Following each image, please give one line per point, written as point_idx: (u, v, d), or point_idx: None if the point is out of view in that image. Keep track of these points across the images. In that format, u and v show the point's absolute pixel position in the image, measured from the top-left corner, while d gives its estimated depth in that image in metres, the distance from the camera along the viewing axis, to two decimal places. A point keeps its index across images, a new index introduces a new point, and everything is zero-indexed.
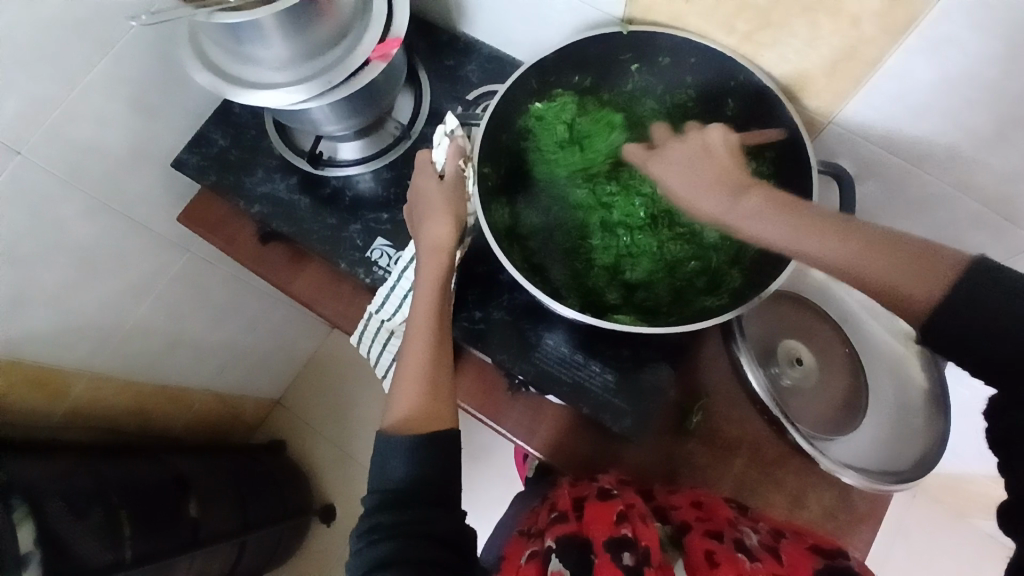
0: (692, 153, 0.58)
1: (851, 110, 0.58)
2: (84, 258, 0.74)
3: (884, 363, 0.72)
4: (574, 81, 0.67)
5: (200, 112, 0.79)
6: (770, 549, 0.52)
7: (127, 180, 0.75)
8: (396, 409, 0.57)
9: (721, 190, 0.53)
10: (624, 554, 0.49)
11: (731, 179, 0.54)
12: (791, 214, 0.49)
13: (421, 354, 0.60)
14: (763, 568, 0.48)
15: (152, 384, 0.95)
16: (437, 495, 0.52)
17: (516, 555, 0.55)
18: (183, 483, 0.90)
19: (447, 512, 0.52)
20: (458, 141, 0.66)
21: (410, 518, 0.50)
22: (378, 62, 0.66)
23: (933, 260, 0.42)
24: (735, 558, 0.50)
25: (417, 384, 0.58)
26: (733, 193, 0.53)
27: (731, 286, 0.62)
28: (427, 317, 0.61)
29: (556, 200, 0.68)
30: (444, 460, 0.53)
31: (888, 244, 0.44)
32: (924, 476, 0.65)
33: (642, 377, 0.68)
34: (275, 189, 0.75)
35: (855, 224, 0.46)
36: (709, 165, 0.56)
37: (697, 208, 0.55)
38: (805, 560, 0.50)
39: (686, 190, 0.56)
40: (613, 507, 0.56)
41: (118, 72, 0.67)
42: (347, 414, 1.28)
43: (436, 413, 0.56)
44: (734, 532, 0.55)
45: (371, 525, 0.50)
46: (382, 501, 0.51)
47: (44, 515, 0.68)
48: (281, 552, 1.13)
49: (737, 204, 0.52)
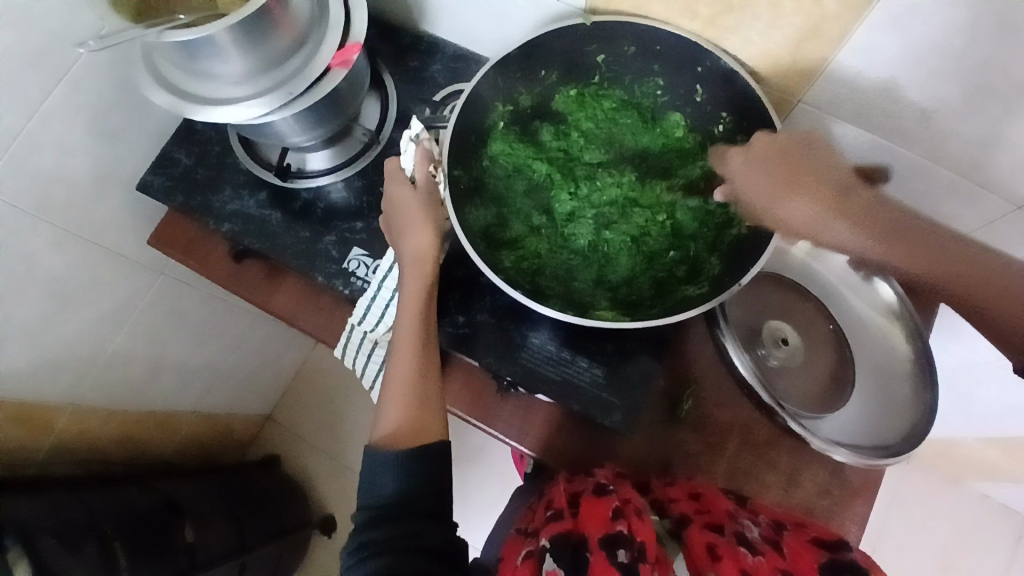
0: (783, 151, 0.56)
1: (819, 88, 0.58)
2: (58, 290, 0.73)
3: (869, 337, 0.71)
4: (541, 76, 0.66)
5: (165, 132, 0.78)
6: (771, 542, 0.53)
7: (95, 207, 0.73)
8: (385, 423, 0.57)
9: (815, 194, 0.54)
10: (618, 551, 0.50)
11: (832, 186, 0.54)
12: (870, 222, 0.53)
13: (407, 365, 0.59)
14: (766, 561, 0.50)
15: (139, 410, 0.94)
16: (429, 508, 0.51)
17: (512, 556, 0.55)
18: (178, 509, 0.88)
19: (441, 523, 0.51)
20: (425, 145, 0.65)
21: (407, 533, 0.49)
22: (339, 69, 0.64)
23: (996, 276, 0.48)
24: (737, 552, 0.51)
25: (406, 396, 0.57)
26: (820, 200, 0.54)
27: (711, 273, 0.62)
28: (412, 329, 0.60)
29: (530, 199, 0.67)
30: (435, 472, 0.53)
31: (977, 263, 0.49)
32: (913, 448, 0.65)
33: (630, 370, 0.68)
34: (245, 206, 0.74)
35: (953, 241, 0.50)
36: (797, 162, 0.55)
37: (790, 216, 0.56)
38: (808, 552, 0.51)
39: (779, 195, 0.56)
40: (609, 503, 0.55)
41: (76, 99, 0.65)
42: (337, 424, 1.27)
43: (426, 425, 0.56)
44: (734, 524, 0.56)
45: (363, 541, 0.50)
46: (375, 518, 0.51)
47: (37, 553, 0.66)
48: (282, 570, 1.12)
49: (836, 207, 0.54)
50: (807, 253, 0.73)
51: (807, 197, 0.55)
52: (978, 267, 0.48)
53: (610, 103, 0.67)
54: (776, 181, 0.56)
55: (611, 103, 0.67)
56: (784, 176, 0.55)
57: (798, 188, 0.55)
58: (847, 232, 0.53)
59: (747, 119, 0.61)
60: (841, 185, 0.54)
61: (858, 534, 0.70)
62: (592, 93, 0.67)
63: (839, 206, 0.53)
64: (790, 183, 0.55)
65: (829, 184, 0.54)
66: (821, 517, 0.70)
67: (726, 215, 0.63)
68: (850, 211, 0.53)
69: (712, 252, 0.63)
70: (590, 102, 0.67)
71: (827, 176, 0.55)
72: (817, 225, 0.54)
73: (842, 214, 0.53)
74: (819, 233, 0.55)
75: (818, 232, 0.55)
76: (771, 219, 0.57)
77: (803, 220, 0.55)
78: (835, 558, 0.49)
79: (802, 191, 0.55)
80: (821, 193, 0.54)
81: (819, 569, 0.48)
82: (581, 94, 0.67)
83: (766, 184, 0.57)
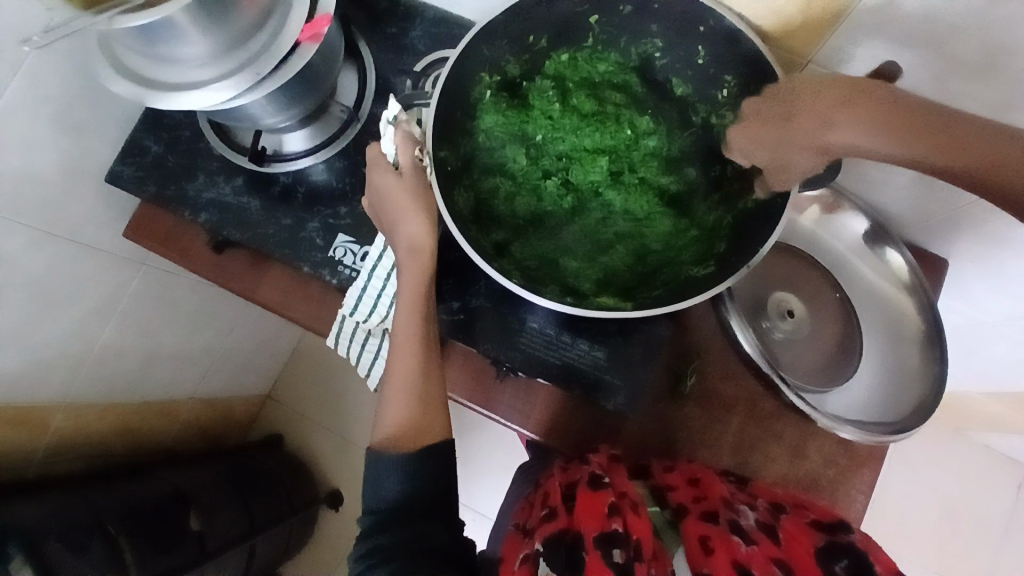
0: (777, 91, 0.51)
1: (834, 38, 0.54)
2: (38, 291, 0.69)
3: (876, 305, 0.69)
4: (529, 42, 0.61)
5: (132, 118, 0.73)
6: (767, 528, 0.54)
7: (66, 203, 0.69)
8: (383, 425, 0.55)
9: (833, 101, 0.45)
10: (614, 550, 0.50)
11: (846, 94, 0.44)
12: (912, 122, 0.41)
13: (404, 366, 0.56)
14: (760, 551, 0.51)
15: (135, 401, 0.92)
16: (436, 508, 0.51)
17: (510, 558, 0.56)
18: (183, 498, 0.88)
19: (446, 524, 0.51)
20: (404, 127, 0.60)
21: (410, 537, 0.48)
22: (309, 44, 0.59)
23: None
24: (731, 541, 0.53)
25: (404, 398, 0.55)
26: (835, 106, 0.45)
27: (718, 253, 0.59)
28: (411, 324, 0.57)
29: (529, 176, 0.63)
30: (438, 474, 0.52)
31: None
32: (922, 423, 0.63)
33: (633, 351, 0.66)
34: (222, 194, 0.70)
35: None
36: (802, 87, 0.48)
37: (803, 133, 0.47)
38: (805, 535, 0.53)
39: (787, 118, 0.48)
40: (604, 497, 0.56)
41: (35, 91, 0.60)
42: (340, 401, 1.26)
43: (425, 427, 0.54)
44: (729, 512, 0.57)
45: (368, 548, 0.49)
46: (379, 524, 0.50)
47: (44, 558, 0.66)
48: (294, 545, 1.13)
49: (855, 110, 0.43)
50: (815, 220, 0.71)
51: (818, 109, 0.45)
52: None
53: (605, 66, 0.63)
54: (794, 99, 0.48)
55: (607, 66, 0.63)
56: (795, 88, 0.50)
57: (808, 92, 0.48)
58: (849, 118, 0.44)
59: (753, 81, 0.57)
60: (857, 85, 0.45)
61: (865, 502, 0.69)
62: (585, 57, 0.63)
63: (852, 108, 0.44)
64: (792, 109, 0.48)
65: (839, 91, 0.45)
66: (827, 488, 0.69)
67: (732, 189, 0.59)
68: (881, 112, 0.42)
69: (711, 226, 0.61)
70: (584, 66, 0.64)
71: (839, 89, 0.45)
72: (827, 131, 0.45)
73: (884, 116, 0.42)
74: (835, 130, 0.44)
75: (854, 141, 0.44)
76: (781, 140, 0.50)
77: (818, 128, 0.45)
78: (832, 542, 0.51)
79: (823, 99, 0.45)
80: (833, 101, 0.45)
81: (814, 554, 0.50)
82: (573, 58, 0.63)
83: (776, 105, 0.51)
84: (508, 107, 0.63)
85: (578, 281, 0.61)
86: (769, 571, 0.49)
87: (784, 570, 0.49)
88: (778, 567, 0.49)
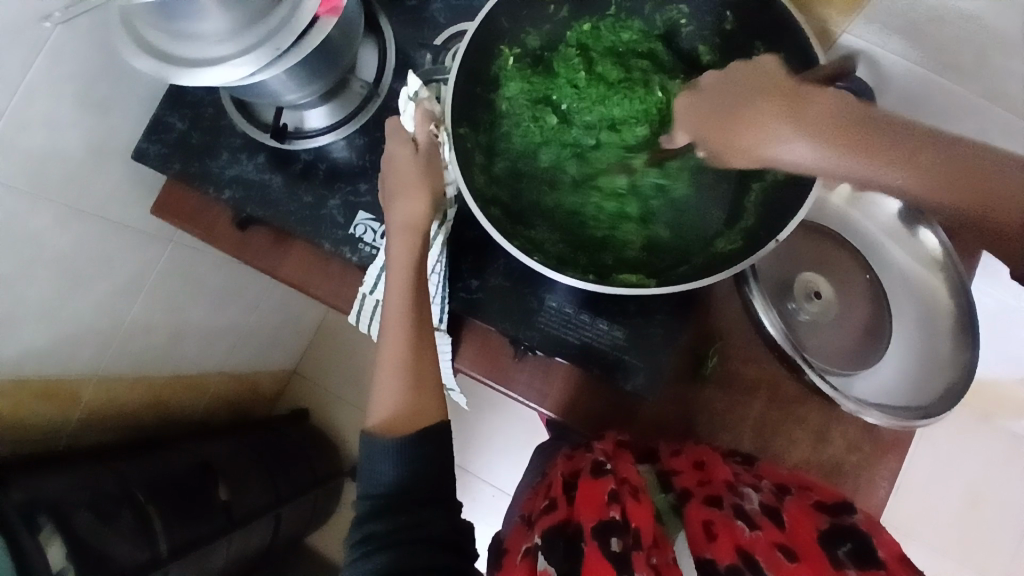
0: (732, 79, 0.52)
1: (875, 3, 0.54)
2: (67, 266, 0.71)
3: (907, 288, 0.67)
4: (550, 11, 0.62)
5: (156, 95, 0.74)
6: (770, 511, 0.54)
7: (94, 179, 0.71)
8: (387, 406, 0.55)
9: (771, 109, 0.47)
10: (611, 540, 0.50)
11: (782, 94, 0.48)
12: (826, 122, 0.45)
13: (398, 351, 0.57)
14: (764, 536, 0.51)
15: (164, 374, 0.94)
16: (428, 493, 0.51)
17: (514, 550, 0.56)
18: (211, 468, 0.91)
19: (447, 507, 0.51)
20: (425, 105, 0.59)
21: (408, 522, 0.49)
22: (328, 18, 0.57)
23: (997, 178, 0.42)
24: (734, 526, 0.52)
25: (398, 381, 0.56)
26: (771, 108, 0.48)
27: (745, 227, 0.57)
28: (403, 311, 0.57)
29: (555, 151, 0.62)
30: (436, 454, 0.53)
31: (955, 164, 0.42)
32: (951, 410, 0.61)
33: (653, 332, 0.65)
34: (245, 170, 0.71)
35: (934, 141, 0.43)
36: (746, 81, 0.51)
37: (744, 138, 0.48)
38: (808, 518, 0.52)
39: (730, 124, 0.49)
40: (604, 485, 0.56)
41: (59, 71, 0.61)
42: (364, 376, 1.27)
43: (421, 408, 0.55)
44: (733, 496, 0.56)
45: (364, 531, 0.50)
46: (376, 508, 0.51)
47: (74, 529, 0.68)
48: (319, 518, 1.16)
49: (795, 109, 0.46)
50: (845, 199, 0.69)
51: (762, 113, 0.48)
52: (976, 169, 0.42)
53: (629, 34, 0.63)
54: (735, 106, 0.50)
55: (630, 35, 0.63)
56: (740, 99, 0.50)
57: (750, 112, 0.48)
58: (806, 131, 0.45)
59: (784, 50, 0.56)
60: (792, 88, 0.48)
61: (888, 488, 0.68)
62: (608, 26, 0.63)
63: (791, 106, 0.46)
64: (739, 113, 0.49)
65: (781, 96, 0.48)
66: (849, 474, 0.68)
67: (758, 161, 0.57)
68: (809, 116, 0.46)
69: (735, 200, 0.59)
70: (607, 36, 0.63)
71: (778, 92, 0.48)
72: (768, 140, 0.47)
73: (807, 122, 0.45)
74: (774, 139, 0.46)
75: (777, 151, 0.46)
76: (731, 149, 0.49)
77: (748, 136, 0.48)
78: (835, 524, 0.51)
79: (757, 103, 0.49)
80: (775, 104, 0.47)
81: (817, 539, 0.50)
82: (595, 28, 0.63)
83: (719, 119, 0.51)
84: (529, 79, 0.61)
85: (601, 262, 0.60)
86: (773, 557, 0.49)
87: (789, 556, 0.49)
88: (781, 552, 0.49)
